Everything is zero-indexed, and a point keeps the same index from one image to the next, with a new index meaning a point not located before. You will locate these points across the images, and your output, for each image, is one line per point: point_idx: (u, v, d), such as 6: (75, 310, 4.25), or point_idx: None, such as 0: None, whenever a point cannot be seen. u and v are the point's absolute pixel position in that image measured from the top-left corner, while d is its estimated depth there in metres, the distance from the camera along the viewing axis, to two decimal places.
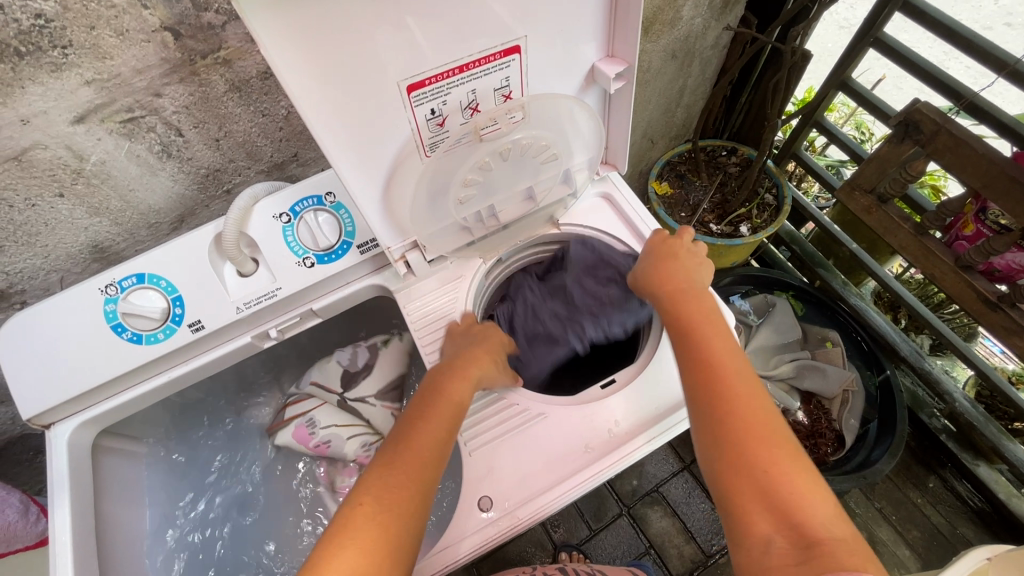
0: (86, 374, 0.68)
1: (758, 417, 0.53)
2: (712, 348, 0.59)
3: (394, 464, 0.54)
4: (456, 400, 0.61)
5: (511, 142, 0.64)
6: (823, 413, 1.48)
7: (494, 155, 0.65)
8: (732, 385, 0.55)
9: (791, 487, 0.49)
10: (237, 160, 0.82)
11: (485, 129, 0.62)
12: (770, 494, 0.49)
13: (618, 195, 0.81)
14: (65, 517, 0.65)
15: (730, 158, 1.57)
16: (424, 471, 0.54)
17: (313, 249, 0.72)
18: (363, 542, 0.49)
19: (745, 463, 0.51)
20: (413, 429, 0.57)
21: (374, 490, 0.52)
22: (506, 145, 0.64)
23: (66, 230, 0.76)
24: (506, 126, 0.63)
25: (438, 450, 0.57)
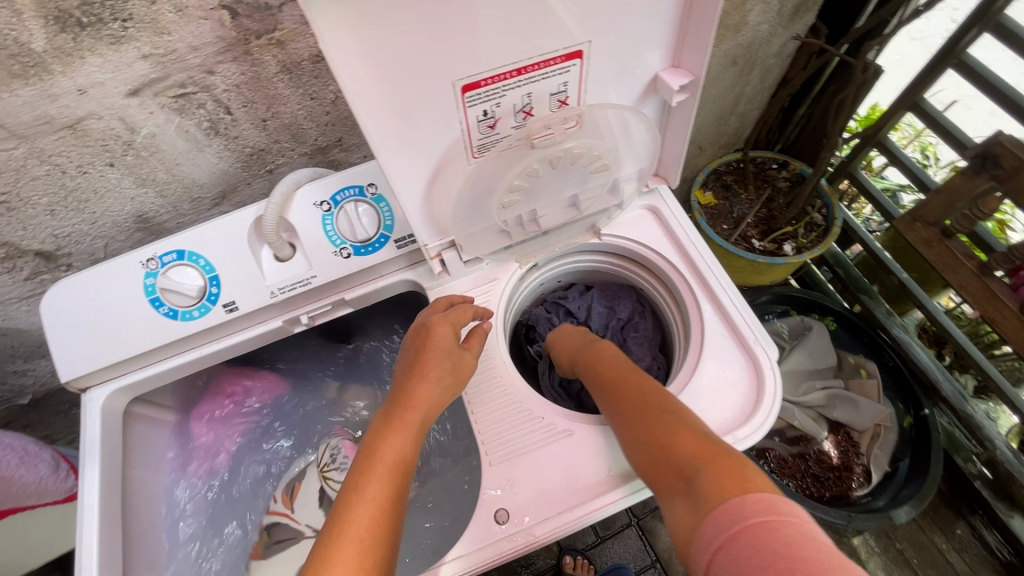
0: (123, 344, 0.69)
1: (642, 407, 0.58)
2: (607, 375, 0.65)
3: (333, 553, 0.47)
4: (395, 456, 0.55)
5: (563, 150, 0.62)
6: (850, 445, 1.42)
7: (543, 162, 0.62)
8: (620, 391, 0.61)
9: (674, 446, 0.51)
10: (282, 141, 0.82)
11: (539, 136, 0.59)
12: (660, 462, 0.51)
13: (665, 209, 0.77)
14: (94, 481, 0.67)
15: (780, 172, 1.51)
16: (370, 552, 0.48)
17: (350, 239, 0.71)
18: None
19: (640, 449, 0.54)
20: (348, 504, 0.50)
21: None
22: (557, 153, 0.62)
23: (113, 198, 0.77)
24: (560, 134, 0.60)
25: (381, 519, 0.50)
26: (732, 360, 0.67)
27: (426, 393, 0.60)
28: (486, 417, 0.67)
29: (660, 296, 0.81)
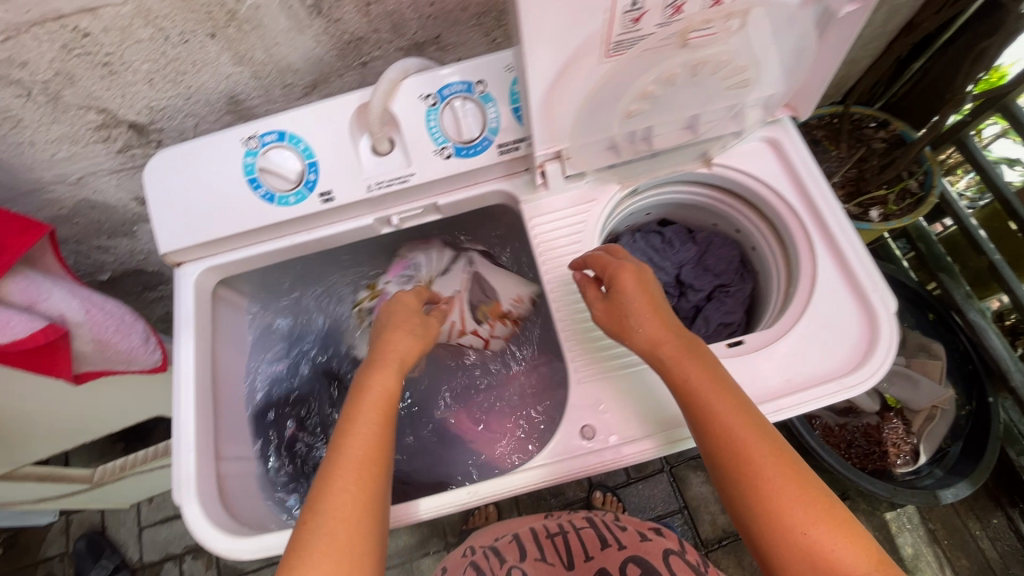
0: (221, 223, 0.69)
1: (763, 458, 0.50)
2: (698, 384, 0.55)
3: (333, 473, 0.51)
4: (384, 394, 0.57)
5: (709, 57, 0.55)
6: (902, 422, 1.38)
7: (685, 68, 0.56)
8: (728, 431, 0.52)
9: (804, 517, 0.48)
10: (381, 31, 0.77)
11: (694, 33, 0.51)
12: (801, 558, 0.46)
13: (787, 143, 0.71)
14: (190, 349, 0.69)
15: (877, 131, 1.40)
16: (365, 471, 0.51)
17: (454, 139, 0.68)
18: (327, 548, 0.46)
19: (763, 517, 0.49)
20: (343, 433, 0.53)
21: (322, 508, 0.48)
22: (703, 60, 0.55)
23: (210, 74, 0.75)
24: (717, 33, 0.52)
25: (371, 445, 0.53)
26: (845, 309, 0.63)
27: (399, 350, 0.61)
28: (577, 336, 0.66)
29: (762, 237, 0.77)
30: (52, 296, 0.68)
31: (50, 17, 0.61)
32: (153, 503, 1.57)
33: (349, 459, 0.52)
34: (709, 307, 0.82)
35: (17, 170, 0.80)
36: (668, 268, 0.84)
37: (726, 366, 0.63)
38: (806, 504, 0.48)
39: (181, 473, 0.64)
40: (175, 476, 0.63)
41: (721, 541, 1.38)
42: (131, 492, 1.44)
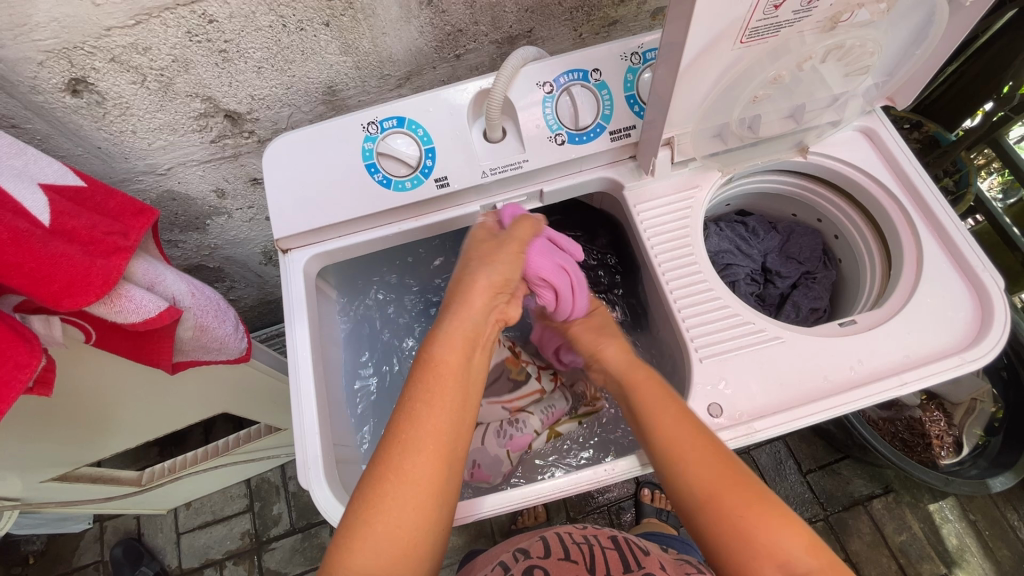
0: (334, 208, 0.69)
1: (715, 476, 0.56)
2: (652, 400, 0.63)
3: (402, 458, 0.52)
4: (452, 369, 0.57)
5: (848, 40, 0.59)
6: (943, 415, 1.41)
7: (823, 52, 0.60)
8: (688, 459, 0.57)
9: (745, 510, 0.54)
10: (480, 23, 0.79)
11: (842, 17, 0.55)
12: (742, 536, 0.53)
13: (883, 132, 0.74)
14: (304, 332, 0.70)
15: (911, 133, 1.44)
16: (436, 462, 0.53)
17: (568, 126, 0.70)
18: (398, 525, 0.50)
19: (716, 528, 0.54)
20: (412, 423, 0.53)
21: (391, 484, 0.51)
22: (840, 43, 0.59)
23: (315, 63, 0.76)
24: (864, 18, 0.56)
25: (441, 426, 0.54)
26: (954, 288, 0.66)
27: (456, 364, 0.57)
28: (693, 316, 0.67)
29: (855, 224, 0.79)
30: (166, 279, 0.67)
31: (182, 2, 0.62)
32: (192, 508, 1.54)
33: (389, 460, 0.52)
34: (798, 293, 0.84)
35: (112, 159, 0.79)
36: (756, 256, 0.86)
37: (846, 342, 0.64)
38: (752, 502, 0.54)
39: (308, 456, 0.63)
40: (302, 458, 0.63)
41: None
42: (174, 496, 1.41)
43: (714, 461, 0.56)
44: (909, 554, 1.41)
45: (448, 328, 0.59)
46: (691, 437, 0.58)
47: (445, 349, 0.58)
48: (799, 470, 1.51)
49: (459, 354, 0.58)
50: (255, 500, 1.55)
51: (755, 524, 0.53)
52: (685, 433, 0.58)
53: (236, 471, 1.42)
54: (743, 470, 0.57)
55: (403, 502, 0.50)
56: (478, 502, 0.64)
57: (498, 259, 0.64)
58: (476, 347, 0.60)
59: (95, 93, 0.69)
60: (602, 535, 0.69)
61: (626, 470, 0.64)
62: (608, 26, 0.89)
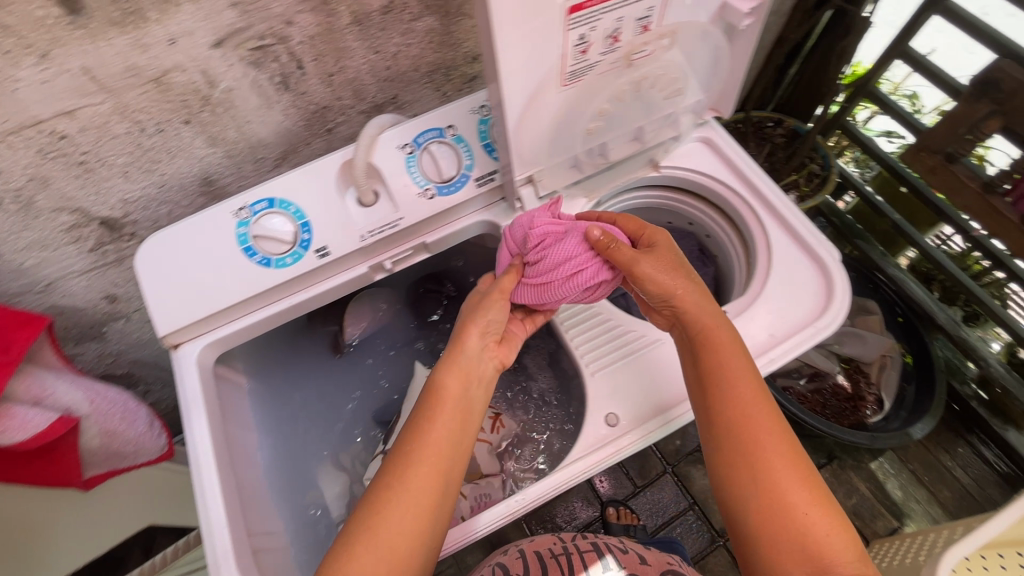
0: (217, 295, 0.70)
1: (788, 473, 0.57)
2: (729, 368, 0.62)
3: (396, 491, 0.57)
4: (439, 446, 0.61)
5: (648, 73, 0.67)
6: (862, 376, 1.52)
7: (630, 85, 0.67)
8: (762, 445, 0.58)
9: (790, 494, 0.56)
10: (343, 99, 0.84)
11: (637, 54, 0.64)
12: (780, 523, 0.55)
13: (717, 138, 0.83)
14: (203, 427, 0.68)
15: (776, 130, 1.60)
16: (429, 494, 0.58)
17: (434, 180, 0.74)
18: (391, 542, 0.55)
19: (766, 515, 0.56)
20: (413, 451, 0.60)
21: (384, 510, 0.56)
22: (643, 75, 0.67)
23: (184, 160, 0.78)
24: (652, 53, 0.65)
25: (439, 464, 0.60)
26: (801, 266, 0.74)
27: (456, 393, 0.64)
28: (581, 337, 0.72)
29: (717, 224, 0.87)
30: (56, 391, 0.65)
31: (29, 123, 0.63)
32: None
33: (384, 489, 0.58)
34: None
35: None
36: None
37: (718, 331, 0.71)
38: (798, 487, 0.56)
39: (217, 551, 0.61)
40: (212, 556, 0.61)
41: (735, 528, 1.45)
42: None
43: (787, 458, 0.58)
44: (864, 515, 1.48)
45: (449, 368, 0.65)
46: (773, 434, 0.59)
47: (449, 376, 0.65)
48: None
49: (459, 384, 0.65)
50: None
51: (814, 521, 0.55)
52: (766, 420, 0.59)
53: None
54: (812, 466, 0.59)
55: (393, 527, 0.55)
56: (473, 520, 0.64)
57: (488, 311, 0.69)
58: (472, 382, 0.66)
59: None
60: (583, 542, 0.78)
61: (537, 495, 0.64)
62: (469, 82, 0.96)
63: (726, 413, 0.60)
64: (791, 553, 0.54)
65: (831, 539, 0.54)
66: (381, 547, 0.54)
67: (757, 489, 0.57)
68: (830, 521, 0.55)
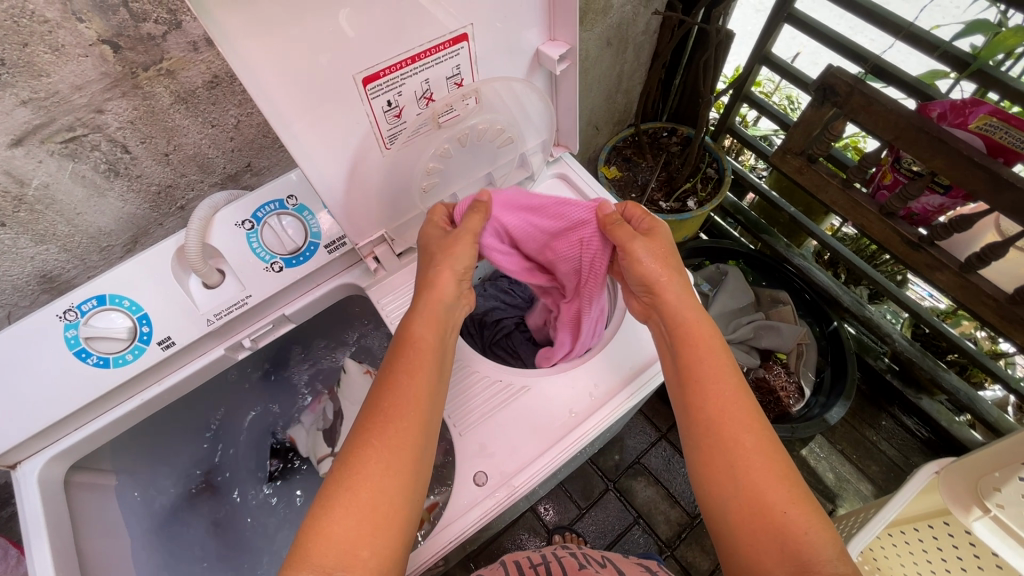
0: (51, 406, 0.65)
1: (763, 468, 0.56)
2: (706, 363, 0.61)
3: (373, 436, 0.56)
4: (426, 343, 0.63)
5: (468, 128, 0.66)
6: (782, 368, 1.57)
7: (453, 142, 0.67)
8: (740, 445, 0.57)
9: (766, 489, 0.55)
10: (188, 175, 0.81)
11: (443, 116, 0.63)
12: (758, 518, 0.54)
13: (572, 173, 0.85)
14: (45, 552, 0.63)
15: (671, 139, 1.64)
16: (408, 436, 0.57)
17: (280, 253, 0.72)
18: (369, 492, 0.53)
19: (743, 512, 0.55)
20: (387, 395, 0.58)
21: (364, 460, 0.54)
22: (464, 131, 0.66)
23: (11, 261, 0.73)
24: (462, 112, 0.64)
25: (417, 404, 0.59)
26: None
27: (425, 342, 0.63)
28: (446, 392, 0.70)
29: None
30: None
31: None
32: None
33: (360, 440, 0.56)
34: None
35: None
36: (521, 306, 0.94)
37: (585, 369, 0.71)
38: (776, 482, 0.55)
39: None
40: None
41: (681, 535, 1.45)
42: None
43: (763, 455, 0.57)
44: None
45: (424, 308, 0.65)
46: (749, 431, 0.58)
47: (422, 328, 0.64)
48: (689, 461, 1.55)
49: (431, 333, 0.64)
50: None
51: (795, 521, 0.53)
52: (744, 421, 0.58)
53: None
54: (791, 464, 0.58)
55: (374, 476, 0.53)
56: (454, 514, 0.63)
57: (455, 253, 0.67)
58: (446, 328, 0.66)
59: None
60: (557, 553, 0.82)
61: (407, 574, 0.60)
62: None
63: (701, 408, 0.60)
64: (772, 554, 0.53)
65: (814, 539, 0.52)
66: (361, 498, 0.52)
67: (735, 485, 0.56)
68: (811, 517, 0.54)
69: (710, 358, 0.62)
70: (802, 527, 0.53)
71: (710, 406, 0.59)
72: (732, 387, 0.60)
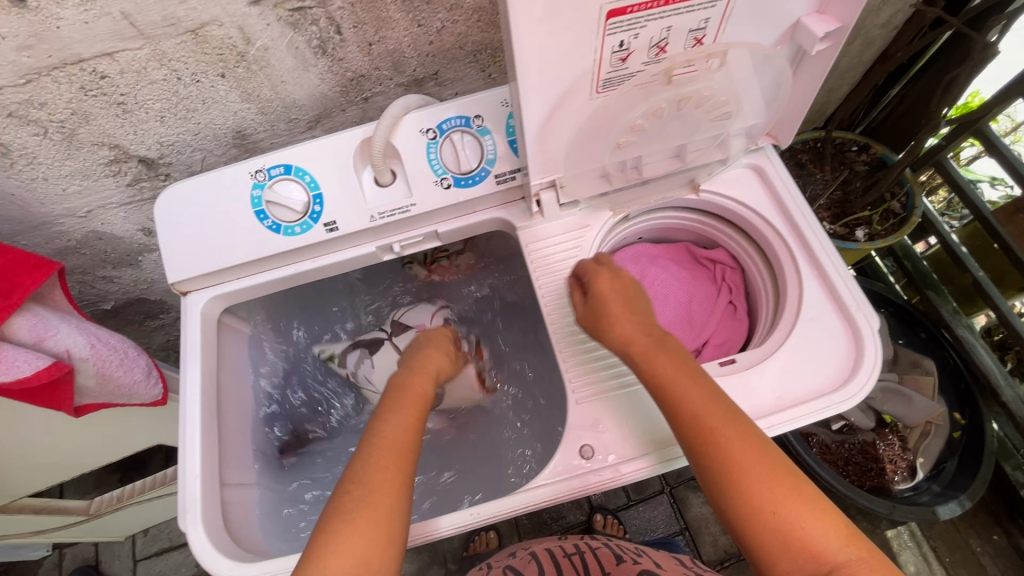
0: (226, 253, 0.71)
1: (764, 480, 0.51)
2: (684, 390, 0.57)
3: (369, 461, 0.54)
4: (421, 389, 0.63)
5: (689, 92, 0.59)
6: (898, 439, 1.39)
7: (665, 104, 0.60)
8: (733, 458, 0.53)
9: (778, 508, 0.50)
10: (382, 69, 0.82)
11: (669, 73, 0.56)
12: (778, 540, 0.49)
13: (770, 169, 0.75)
14: (196, 376, 0.71)
15: (859, 155, 1.42)
16: (406, 464, 0.55)
17: (453, 170, 0.72)
18: (365, 527, 0.49)
19: (758, 534, 0.50)
20: (380, 426, 0.57)
21: (356, 493, 0.51)
22: (682, 95, 0.60)
23: (218, 111, 0.79)
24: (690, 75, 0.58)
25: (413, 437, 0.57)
26: (831, 326, 0.66)
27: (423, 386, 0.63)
28: (574, 356, 0.68)
29: (751, 260, 0.81)
30: (58, 333, 0.71)
31: (71, 60, 0.65)
32: (149, 535, 1.53)
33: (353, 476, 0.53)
34: None
35: (30, 204, 0.83)
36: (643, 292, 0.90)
37: (725, 381, 0.65)
38: (789, 499, 0.50)
39: (187, 498, 0.65)
40: (181, 498, 0.65)
41: (724, 563, 1.39)
42: (126, 525, 1.40)
43: (763, 465, 0.52)
44: None
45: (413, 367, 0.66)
46: (749, 442, 0.53)
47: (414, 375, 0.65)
48: None
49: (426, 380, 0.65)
50: None
51: (810, 531, 0.49)
52: (690, 428, 0.55)
53: None
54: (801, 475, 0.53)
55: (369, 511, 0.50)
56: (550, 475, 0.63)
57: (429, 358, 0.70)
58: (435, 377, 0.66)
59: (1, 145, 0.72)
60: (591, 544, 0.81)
61: (492, 514, 0.62)
62: None
63: (696, 432, 0.55)
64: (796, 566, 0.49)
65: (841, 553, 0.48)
66: (353, 535, 0.49)
67: (746, 505, 0.51)
68: (835, 529, 0.49)
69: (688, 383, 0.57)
70: (825, 543, 0.49)
71: (703, 429, 0.54)
72: (711, 403, 0.55)
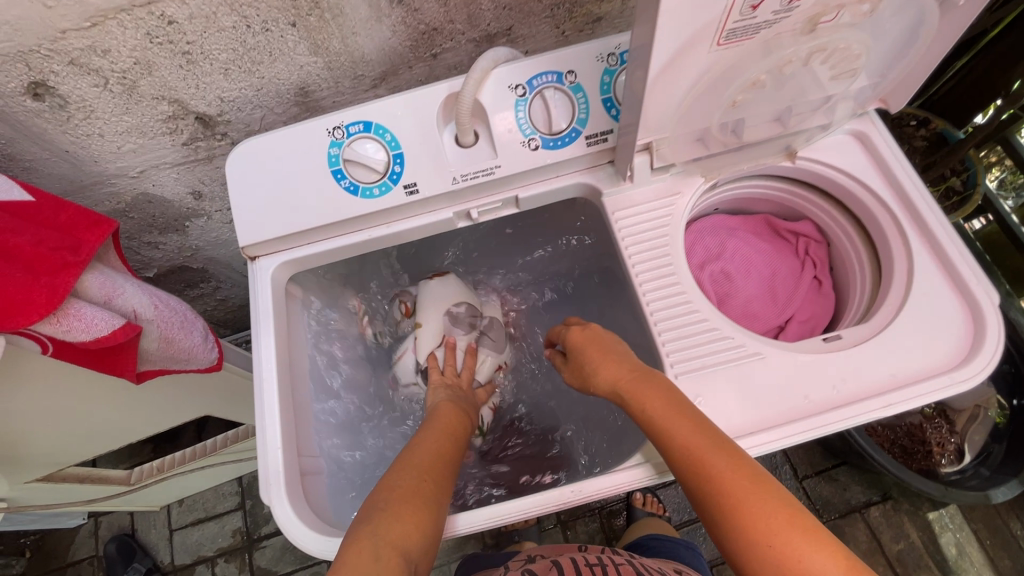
0: (300, 215, 0.67)
1: (754, 513, 0.49)
2: (667, 424, 0.55)
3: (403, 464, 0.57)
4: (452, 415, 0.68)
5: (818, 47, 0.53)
6: (944, 422, 1.33)
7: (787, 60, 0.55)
8: (725, 491, 0.51)
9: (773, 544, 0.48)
10: (456, 22, 0.76)
11: None
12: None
13: (875, 135, 0.70)
14: (270, 344, 0.68)
15: (918, 130, 1.35)
16: (441, 468, 0.59)
17: (542, 131, 0.67)
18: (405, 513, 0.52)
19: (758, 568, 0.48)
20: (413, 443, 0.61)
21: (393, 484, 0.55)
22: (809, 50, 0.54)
23: (284, 65, 0.74)
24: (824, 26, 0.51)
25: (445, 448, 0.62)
26: (945, 303, 0.62)
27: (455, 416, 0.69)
28: (671, 330, 0.65)
29: (843, 234, 0.77)
30: (126, 292, 0.67)
31: (139, 3, 0.60)
32: (184, 505, 1.53)
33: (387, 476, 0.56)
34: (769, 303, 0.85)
35: (82, 162, 0.78)
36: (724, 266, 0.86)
37: (834, 358, 0.62)
38: (782, 532, 0.48)
39: (270, 473, 0.62)
40: (264, 472, 0.62)
41: None
42: (164, 494, 1.40)
43: (753, 496, 0.50)
44: (906, 563, 1.37)
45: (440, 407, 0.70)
46: (741, 474, 0.51)
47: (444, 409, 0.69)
48: (795, 475, 1.46)
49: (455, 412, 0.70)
50: (247, 498, 1.53)
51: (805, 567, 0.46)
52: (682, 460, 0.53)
53: (222, 471, 1.41)
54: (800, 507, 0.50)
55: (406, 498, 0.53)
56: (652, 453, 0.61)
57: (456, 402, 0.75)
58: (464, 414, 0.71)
59: (57, 96, 0.67)
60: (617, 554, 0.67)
61: (594, 491, 0.61)
62: (593, 23, 0.85)
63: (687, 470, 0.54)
64: None
65: None
66: (395, 516, 0.51)
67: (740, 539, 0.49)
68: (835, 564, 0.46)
69: (666, 414, 0.56)
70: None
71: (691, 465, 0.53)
72: (697, 438, 0.54)
